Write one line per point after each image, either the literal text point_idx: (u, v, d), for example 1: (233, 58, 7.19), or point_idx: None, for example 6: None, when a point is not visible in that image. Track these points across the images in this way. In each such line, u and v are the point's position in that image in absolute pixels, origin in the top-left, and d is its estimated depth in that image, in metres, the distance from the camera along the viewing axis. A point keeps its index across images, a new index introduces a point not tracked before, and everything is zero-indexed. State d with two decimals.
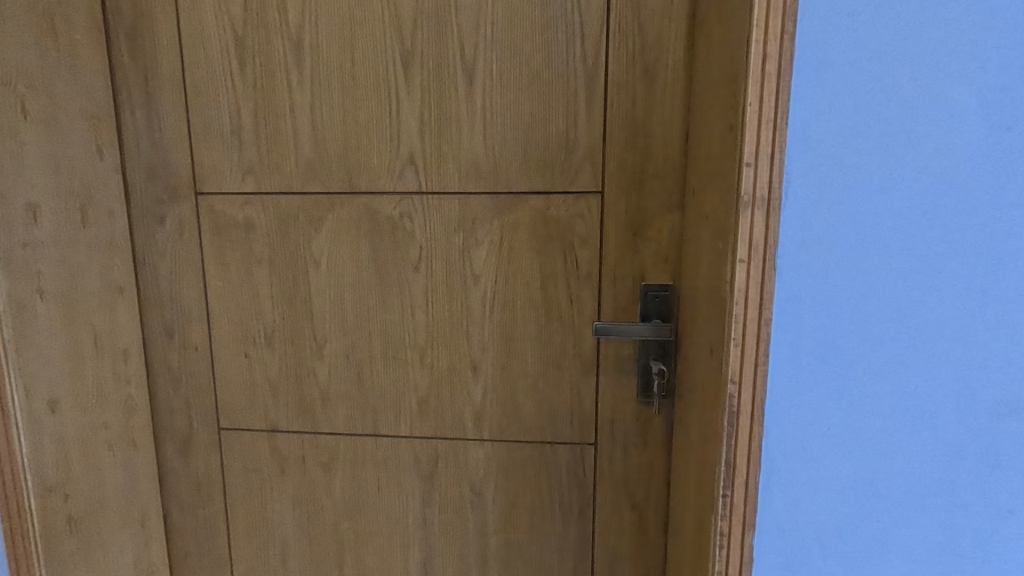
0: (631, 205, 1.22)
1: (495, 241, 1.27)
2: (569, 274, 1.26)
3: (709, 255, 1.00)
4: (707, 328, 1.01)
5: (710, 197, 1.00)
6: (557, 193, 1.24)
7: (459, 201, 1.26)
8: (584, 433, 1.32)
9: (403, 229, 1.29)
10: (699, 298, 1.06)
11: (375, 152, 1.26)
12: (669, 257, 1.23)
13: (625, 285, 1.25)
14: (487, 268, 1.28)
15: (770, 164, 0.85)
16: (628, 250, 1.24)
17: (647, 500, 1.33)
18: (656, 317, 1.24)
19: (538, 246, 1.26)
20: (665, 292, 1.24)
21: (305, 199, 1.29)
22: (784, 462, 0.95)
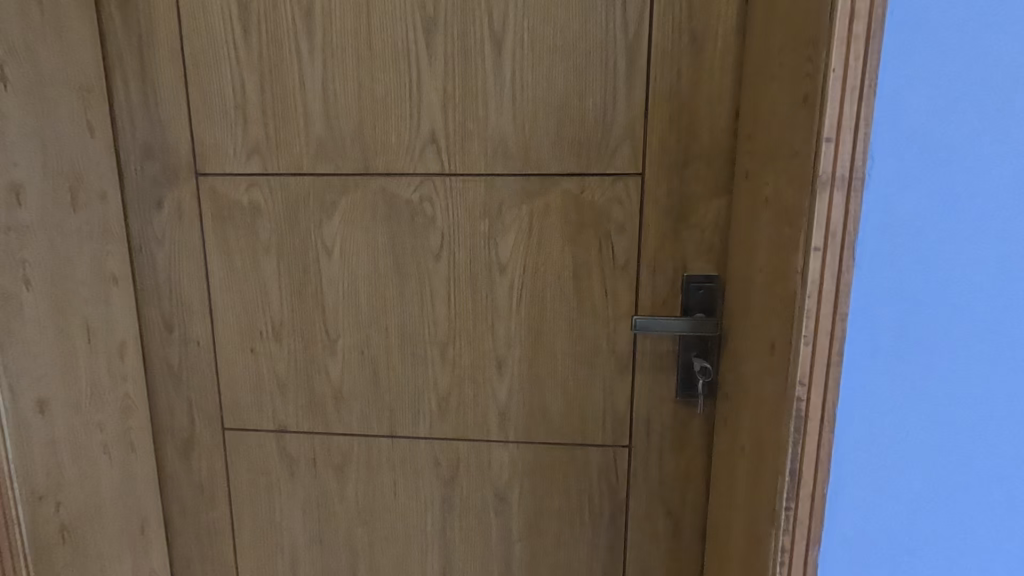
0: (674, 189, 1.12)
1: (524, 228, 1.17)
2: (604, 264, 1.17)
3: (769, 242, 0.91)
4: (766, 323, 0.92)
5: (772, 179, 0.90)
6: (592, 175, 1.13)
7: (485, 183, 1.16)
8: (617, 434, 1.23)
9: (424, 214, 1.18)
10: (755, 290, 0.96)
11: (394, 130, 1.15)
12: (715, 245, 1.14)
13: (665, 275, 1.16)
14: (515, 257, 1.18)
15: (854, 139, 0.75)
16: (670, 238, 1.14)
17: (684, 506, 1.25)
18: (699, 310, 1.15)
19: (571, 234, 1.16)
20: (709, 283, 1.14)
21: (316, 180, 1.18)
22: (855, 471, 0.86)
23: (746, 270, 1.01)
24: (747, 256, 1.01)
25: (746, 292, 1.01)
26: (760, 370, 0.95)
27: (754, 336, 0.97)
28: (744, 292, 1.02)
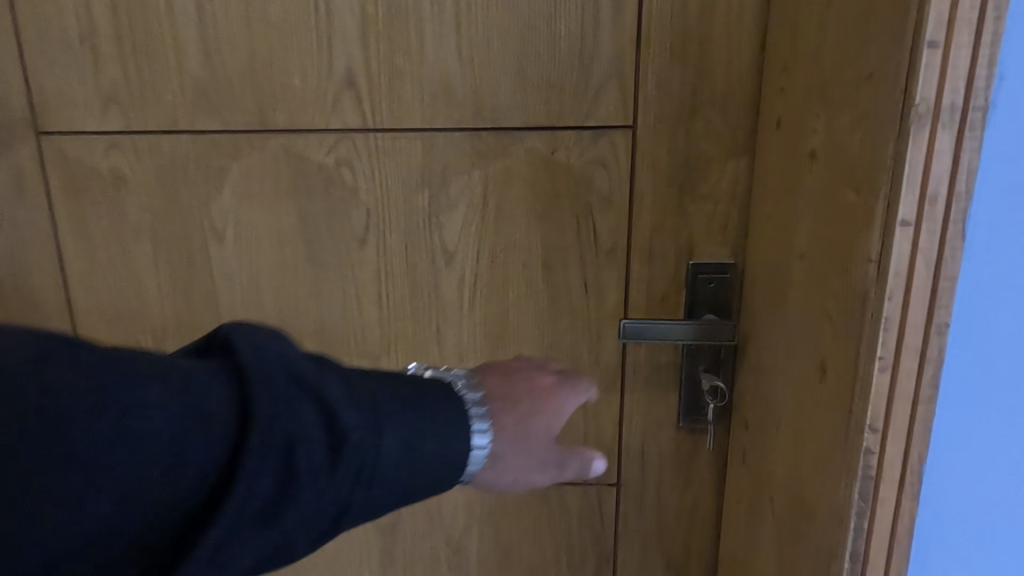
0: (676, 147, 0.83)
1: (477, 203, 0.88)
2: (584, 250, 0.88)
3: (818, 218, 0.62)
4: (811, 336, 0.64)
5: (824, 125, 0.61)
6: (566, 130, 0.84)
7: (423, 142, 0.86)
8: (603, 469, 0.96)
9: (343, 185, 0.89)
10: (792, 287, 0.68)
11: (297, 69, 0.85)
12: (729, 224, 0.85)
13: (664, 264, 0.87)
14: (466, 242, 0.89)
15: (973, 43, 0.47)
16: (671, 214, 0.85)
17: (688, 557, 0.98)
18: (709, 311, 0.87)
19: (540, 210, 0.87)
20: (721, 275, 0.86)
21: (197, 139, 0.88)
22: (945, 550, 0.60)
23: (776, 257, 0.72)
24: (778, 238, 0.72)
25: (776, 290, 0.72)
26: (798, 400, 0.67)
27: (788, 352, 0.69)
28: (772, 289, 0.73)
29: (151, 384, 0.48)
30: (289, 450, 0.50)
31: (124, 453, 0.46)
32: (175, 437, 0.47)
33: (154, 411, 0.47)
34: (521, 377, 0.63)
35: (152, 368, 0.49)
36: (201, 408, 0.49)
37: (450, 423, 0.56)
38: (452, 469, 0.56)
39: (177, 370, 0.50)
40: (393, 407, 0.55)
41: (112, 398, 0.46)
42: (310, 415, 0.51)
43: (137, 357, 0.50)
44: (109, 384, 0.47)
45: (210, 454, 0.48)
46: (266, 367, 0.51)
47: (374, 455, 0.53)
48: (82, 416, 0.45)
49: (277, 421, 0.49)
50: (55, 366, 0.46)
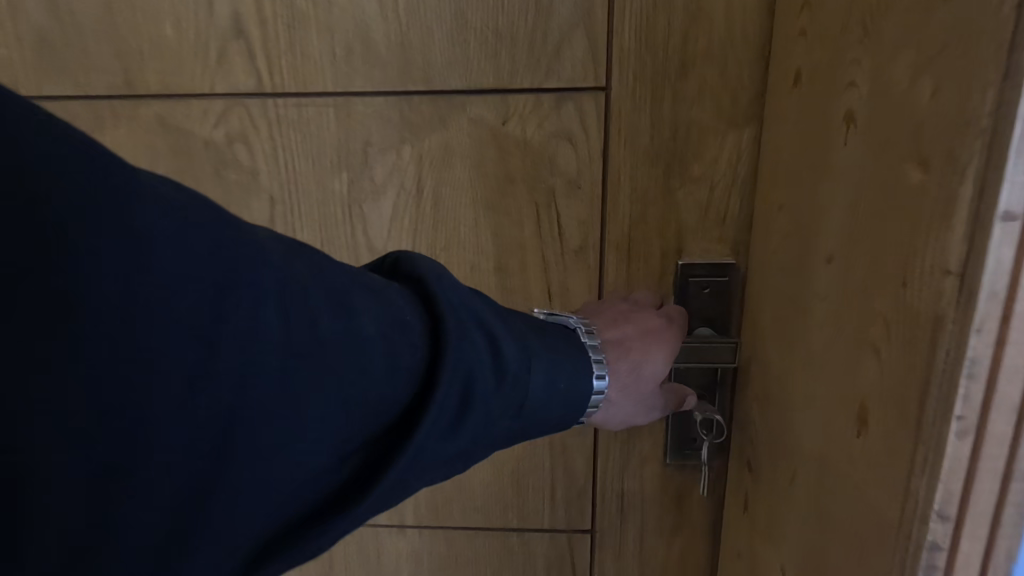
0: (661, 115, 0.64)
1: (410, 189, 0.69)
2: (546, 247, 0.70)
3: (860, 207, 0.44)
4: (847, 371, 0.46)
5: (871, 73, 0.43)
6: (520, 94, 0.65)
7: (337, 111, 0.67)
8: (573, 513, 0.79)
9: (238, 168, 0.69)
10: (817, 301, 0.50)
11: (168, 15, 0.65)
12: (729, 214, 0.67)
13: (646, 265, 0.69)
14: (399, 239, 0.71)
15: None
16: (654, 202, 0.67)
17: None
18: (702, 323, 0.69)
19: (489, 197, 0.69)
20: (719, 279, 0.68)
21: (47, 108, 0.68)
22: None
23: (793, 258, 0.54)
24: (795, 233, 0.54)
25: (793, 302, 0.54)
26: (824, 455, 0.50)
27: (811, 388, 0.51)
28: (787, 300, 0.55)
29: (350, 299, 0.41)
30: (465, 387, 0.44)
31: (341, 387, 0.40)
32: (362, 356, 0.40)
33: (351, 327, 0.40)
34: (645, 330, 0.61)
35: (322, 281, 0.41)
36: (385, 324, 0.42)
37: (573, 363, 0.51)
38: (574, 408, 0.52)
39: (356, 280, 0.43)
40: (538, 346, 0.50)
41: (314, 311, 0.39)
42: (489, 347, 0.45)
43: (314, 259, 0.42)
44: (285, 294, 0.38)
45: (384, 382, 0.41)
46: (454, 302, 0.45)
47: (519, 394, 0.47)
48: (277, 327, 0.37)
49: (467, 355, 0.43)
50: (212, 254, 0.36)
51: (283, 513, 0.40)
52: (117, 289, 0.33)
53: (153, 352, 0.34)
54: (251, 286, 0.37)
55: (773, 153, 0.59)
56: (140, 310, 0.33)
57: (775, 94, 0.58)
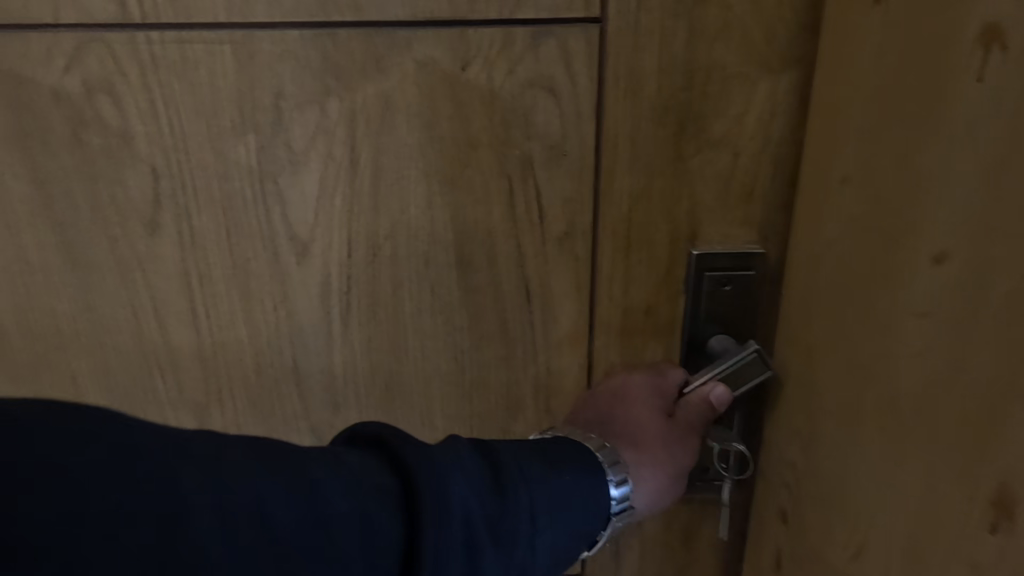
0: (671, 59, 0.48)
1: (340, 159, 0.52)
2: (521, 235, 0.54)
3: (1011, 173, 0.30)
4: (978, 418, 0.32)
5: None
6: (484, 28, 0.48)
7: (235, 52, 0.49)
8: None
9: (105, 130, 0.51)
10: (915, 316, 0.37)
11: None
12: (757, 188, 0.52)
13: (649, 258, 0.54)
14: (329, 225, 0.54)
15: None
16: (661, 174, 0.52)
17: None
18: (717, 329, 0.55)
19: (446, 170, 0.52)
20: (742, 272, 0.54)
21: None
22: None
23: (862, 256, 0.41)
24: (866, 224, 0.40)
25: (864, 310, 0.41)
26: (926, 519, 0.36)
27: (899, 431, 0.38)
28: (852, 311, 0.42)
29: (319, 486, 0.35)
30: (466, 539, 0.37)
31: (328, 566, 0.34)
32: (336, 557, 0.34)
33: (323, 515, 0.35)
34: (631, 391, 0.54)
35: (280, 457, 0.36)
36: (357, 507, 0.35)
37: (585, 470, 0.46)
38: (595, 511, 0.45)
39: (322, 454, 0.37)
40: (539, 467, 0.43)
41: (277, 510, 0.34)
42: (483, 500, 0.39)
43: (272, 446, 0.36)
44: (236, 510, 0.33)
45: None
46: (436, 459, 0.38)
47: (525, 537, 0.40)
48: (228, 555, 0.32)
49: (465, 519, 0.37)
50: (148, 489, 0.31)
51: None
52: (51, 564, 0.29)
53: None
54: (196, 510, 0.32)
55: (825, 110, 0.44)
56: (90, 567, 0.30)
57: (829, 30, 0.44)
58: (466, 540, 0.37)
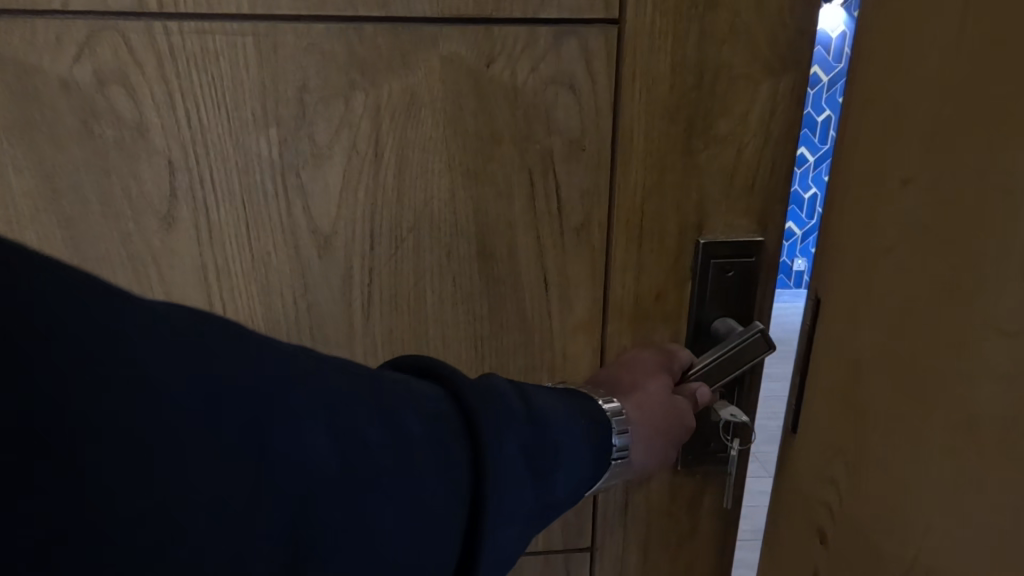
0: (685, 58, 0.52)
1: (364, 153, 0.52)
2: (540, 227, 0.56)
3: None
4: None
5: None
6: (508, 26, 0.50)
7: (258, 44, 0.49)
8: (569, 531, 0.70)
9: (118, 123, 0.50)
10: (996, 333, 0.35)
11: None
12: (757, 180, 0.56)
13: (660, 246, 0.58)
14: (352, 217, 0.54)
15: None
16: (673, 168, 0.55)
17: None
18: (721, 311, 0.60)
19: (469, 164, 0.54)
20: (743, 258, 0.58)
21: None
22: None
23: (931, 270, 0.39)
24: (935, 233, 0.39)
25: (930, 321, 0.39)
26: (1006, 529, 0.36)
27: (978, 453, 0.37)
28: (915, 324, 0.40)
29: (392, 403, 0.37)
30: (524, 458, 0.41)
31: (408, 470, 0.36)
32: (403, 476, 0.36)
33: (402, 426, 0.37)
34: (639, 361, 0.59)
35: (354, 375, 0.37)
36: (428, 422, 0.38)
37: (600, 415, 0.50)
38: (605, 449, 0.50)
39: (386, 377, 0.39)
40: (564, 410, 0.48)
41: (361, 420, 0.35)
42: (527, 437, 0.42)
43: (341, 368, 0.37)
44: (322, 425, 0.33)
45: (425, 500, 0.37)
46: (489, 394, 0.41)
47: (561, 466, 0.45)
48: (323, 453, 0.33)
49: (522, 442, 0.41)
50: (239, 392, 0.31)
51: None
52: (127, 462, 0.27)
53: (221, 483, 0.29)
54: (290, 419, 0.32)
55: (865, 127, 0.44)
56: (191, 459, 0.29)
57: (870, 52, 0.44)
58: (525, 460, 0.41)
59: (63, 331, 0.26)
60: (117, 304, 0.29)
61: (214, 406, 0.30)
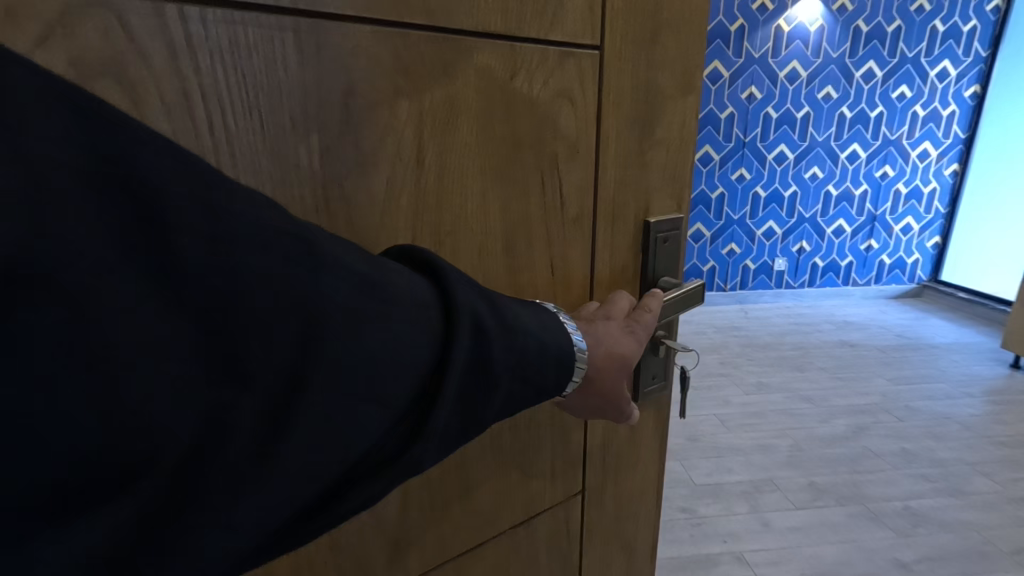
0: (640, 82, 0.67)
1: (407, 160, 0.52)
2: (549, 220, 0.65)
3: None
4: None
5: None
6: (528, 46, 0.57)
7: (299, 42, 0.43)
8: (569, 483, 0.80)
9: None
10: None
11: None
12: (678, 172, 0.76)
13: (626, 229, 0.73)
14: (395, 225, 0.53)
15: None
16: (633, 164, 0.70)
17: (639, 530, 0.93)
18: (665, 272, 0.78)
19: (498, 167, 0.58)
20: (673, 230, 0.78)
21: None
22: None
23: None
24: None
25: None
26: None
27: None
28: None
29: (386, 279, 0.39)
30: (480, 339, 0.41)
31: (380, 328, 0.37)
32: (378, 329, 0.37)
33: (389, 291, 0.39)
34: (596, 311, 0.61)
35: (358, 253, 0.39)
36: (411, 291, 0.40)
37: (563, 343, 0.48)
38: (557, 372, 0.47)
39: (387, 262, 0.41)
40: (530, 330, 0.45)
41: (359, 274, 0.38)
42: (496, 330, 0.42)
43: (348, 247, 0.39)
44: (314, 271, 0.35)
45: (388, 356, 0.37)
46: (470, 289, 0.43)
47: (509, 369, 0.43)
48: (303, 288, 0.35)
49: (484, 323, 0.42)
50: (248, 221, 0.34)
51: (319, 446, 0.34)
52: (103, 267, 0.29)
53: (208, 273, 0.32)
54: (289, 257, 0.35)
55: None
56: (193, 244, 0.31)
57: None
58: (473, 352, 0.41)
59: (99, 121, 0.30)
60: (187, 160, 0.33)
61: (216, 221, 0.32)
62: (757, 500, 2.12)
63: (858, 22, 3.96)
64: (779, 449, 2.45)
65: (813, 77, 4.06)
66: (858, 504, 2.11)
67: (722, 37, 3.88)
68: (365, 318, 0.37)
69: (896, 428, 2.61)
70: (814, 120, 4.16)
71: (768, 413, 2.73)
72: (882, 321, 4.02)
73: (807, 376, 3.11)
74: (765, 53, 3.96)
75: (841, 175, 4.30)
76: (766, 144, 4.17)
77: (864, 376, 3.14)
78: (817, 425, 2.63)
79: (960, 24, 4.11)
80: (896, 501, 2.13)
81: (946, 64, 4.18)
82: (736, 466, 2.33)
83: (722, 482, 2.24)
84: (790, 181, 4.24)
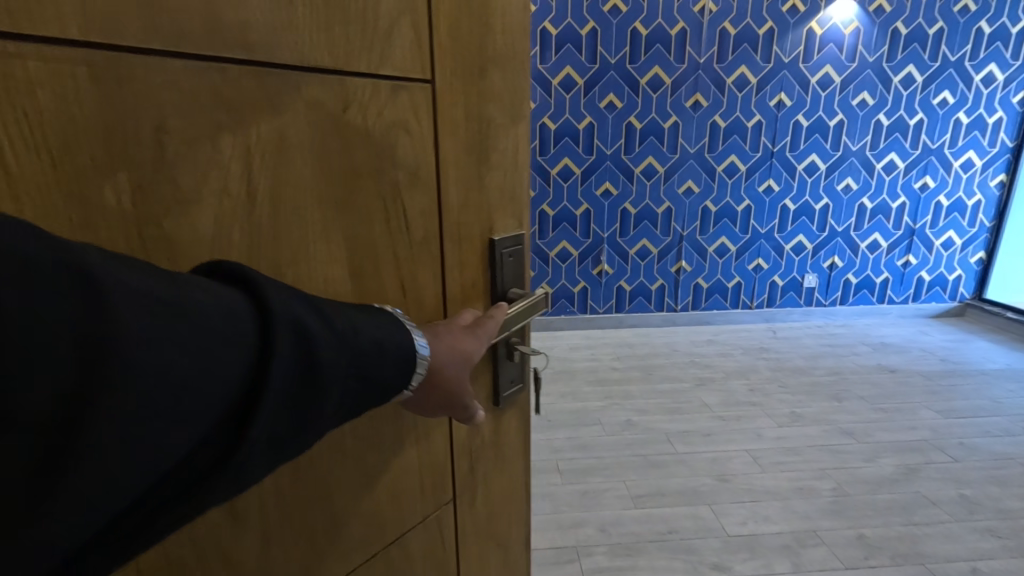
0: (473, 114, 0.73)
1: (237, 195, 0.51)
2: (396, 244, 0.67)
3: None
4: None
5: None
6: (359, 81, 0.59)
7: (96, 77, 0.41)
8: (438, 494, 0.82)
9: None
10: None
11: None
12: (517, 193, 0.83)
13: (472, 248, 0.78)
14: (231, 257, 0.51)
15: None
16: (474, 188, 0.76)
17: (510, 527, 0.99)
18: (514, 285, 0.85)
19: (338, 197, 0.59)
20: (517, 246, 0.85)
21: None
22: None
23: None
24: None
25: None
26: None
27: None
28: None
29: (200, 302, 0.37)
30: (311, 358, 0.41)
31: (193, 364, 0.35)
32: (191, 369, 0.35)
33: (206, 317, 0.36)
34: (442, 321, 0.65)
35: (159, 275, 0.36)
36: (227, 312, 0.38)
37: (403, 356, 0.50)
38: (396, 373, 0.50)
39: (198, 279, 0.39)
40: (365, 339, 0.46)
41: (168, 308, 0.35)
42: (330, 355, 0.42)
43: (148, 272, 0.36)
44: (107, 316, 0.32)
45: (205, 389, 0.36)
46: (297, 306, 0.42)
47: (343, 382, 0.44)
48: (97, 345, 0.31)
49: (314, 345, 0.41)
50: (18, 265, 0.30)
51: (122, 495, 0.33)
52: None
53: None
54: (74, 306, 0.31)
55: None
56: None
57: None
58: (306, 374, 0.41)
59: None
60: None
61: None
62: (800, 557, 2.02)
63: (897, 24, 3.96)
64: (822, 493, 2.39)
65: (851, 81, 4.05)
66: (914, 564, 2.00)
67: (751, 40, 3.87)
68: (174, 357, 0.34)
69: (951, 470, 2.54)
70: (850, 128, 4.17)
71: (809, 449, 2.70)
72: (922, 343, 4.09)
73: (849, 408, 3.10)
74: (795, 57, 3.96)
75: (879, 184, 4.33)
76: (799, 153, 4.15)
77: (906, 407, 3.14)
78: (863, 465, 2.58)
79: (1007, 26, 4.14)
80: (963, 562, 2.01)
81: (993, 68, 4.22)
82: (773, 513, 2.26)
83: (759, 534, 2.14)
84: (822, 194, 4.29)
